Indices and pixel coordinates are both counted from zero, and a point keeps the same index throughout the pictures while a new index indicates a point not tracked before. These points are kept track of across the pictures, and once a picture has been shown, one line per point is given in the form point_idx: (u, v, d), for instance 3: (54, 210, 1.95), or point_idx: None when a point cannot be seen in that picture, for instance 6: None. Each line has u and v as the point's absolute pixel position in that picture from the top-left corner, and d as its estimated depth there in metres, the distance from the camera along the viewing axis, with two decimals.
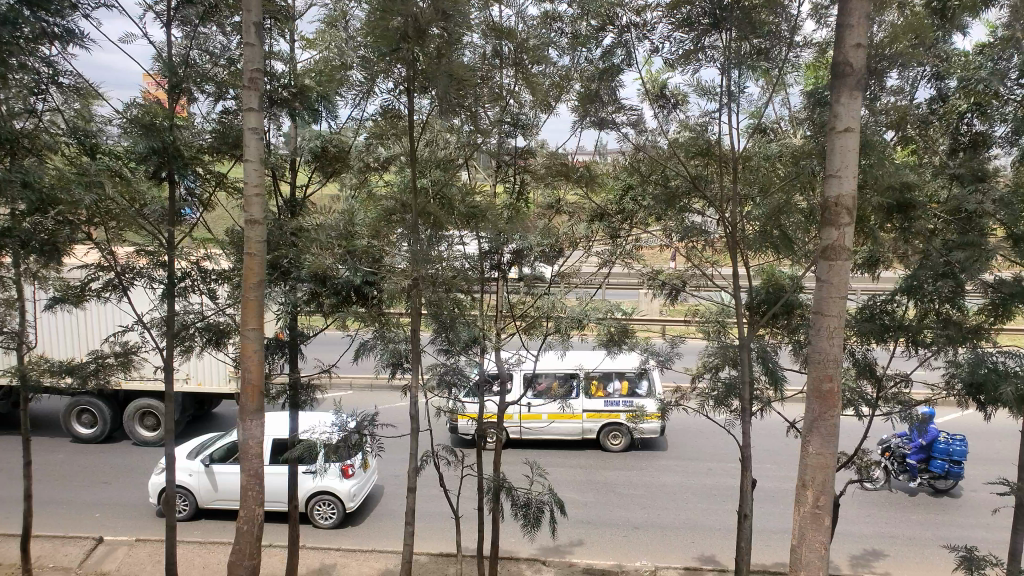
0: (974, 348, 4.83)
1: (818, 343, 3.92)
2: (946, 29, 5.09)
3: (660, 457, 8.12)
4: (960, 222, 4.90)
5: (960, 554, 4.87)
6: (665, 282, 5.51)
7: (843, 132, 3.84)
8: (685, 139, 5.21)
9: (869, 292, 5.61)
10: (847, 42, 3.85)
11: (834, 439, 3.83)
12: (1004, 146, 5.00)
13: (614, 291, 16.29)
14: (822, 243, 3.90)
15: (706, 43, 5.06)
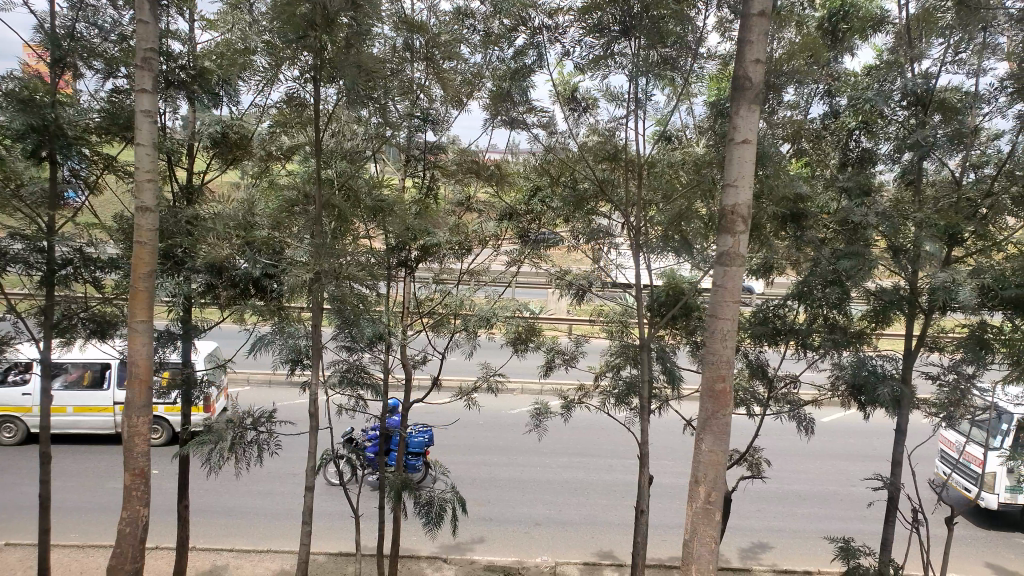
0: (857, 352, 5.13)
1: (713, 345, 4.07)
2: (837, 50, 5.37)
3: (566, 453, 8.19)
4: (847, 233, 5.12)
5: (839, 545, 5.14)
6: (573, 282, 5.56)
7: (740, 144, 4.01)
8: (595, 143, 5.32)
9: (763, 296, 5.87)
10: (746, 57, 4.02)
11: (725, 437, 3.99)
12: (887, 163, 5.30)
13: (521, 290, 16.44)
14: (720, 249, 4.05)
15: (616, 50, 5.17)
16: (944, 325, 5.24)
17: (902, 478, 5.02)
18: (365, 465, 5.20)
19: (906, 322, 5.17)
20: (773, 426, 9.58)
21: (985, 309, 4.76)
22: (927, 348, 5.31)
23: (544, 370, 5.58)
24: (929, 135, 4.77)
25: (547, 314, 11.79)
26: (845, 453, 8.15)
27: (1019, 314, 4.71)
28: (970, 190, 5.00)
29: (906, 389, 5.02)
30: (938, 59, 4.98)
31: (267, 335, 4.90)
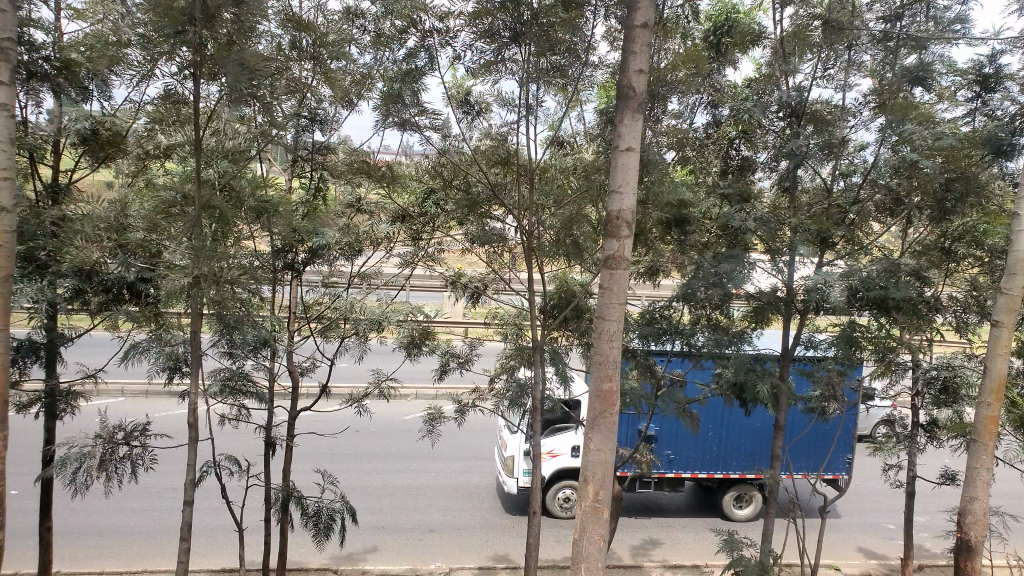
0: (738, 351, 5.34)
1: (599, 346, 4.14)
2: (720, 61, 5.51)
3: (461, 457, 8.21)
4: (727, 237, 5.34)
5: (723, 538, 5.33)
6: (467, 285, 5.59)
7: (624, 151, 4.11)
8: (487, 147, 5.35)
9: (650, 297, 6.05)
10: (630, 67, 4.14)
11: (613, 435, 4.06)
12: (765, 170, 5.53)
13: (417, 293, 16.29)
14: (606, 252, 4.14)
15: (507, 56, 5.22)
16: (817, 324, 5.55)
17: (781, 472, 5.26)
18: (250, 476, 5.02)
19: (783, 322, 5.44)
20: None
21: (853, 310, 5.06)
22: (802, 346, 5.59)
23: (438, 374, 5.55)
24: (802, 145, 5.04)
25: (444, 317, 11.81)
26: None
27: (883, 314, 5.04)
28: (839, 197, 5.30)
29: (783, 386, 5.28)
30: (810, 74, 5.27)
31: (142, 344, 4.65)
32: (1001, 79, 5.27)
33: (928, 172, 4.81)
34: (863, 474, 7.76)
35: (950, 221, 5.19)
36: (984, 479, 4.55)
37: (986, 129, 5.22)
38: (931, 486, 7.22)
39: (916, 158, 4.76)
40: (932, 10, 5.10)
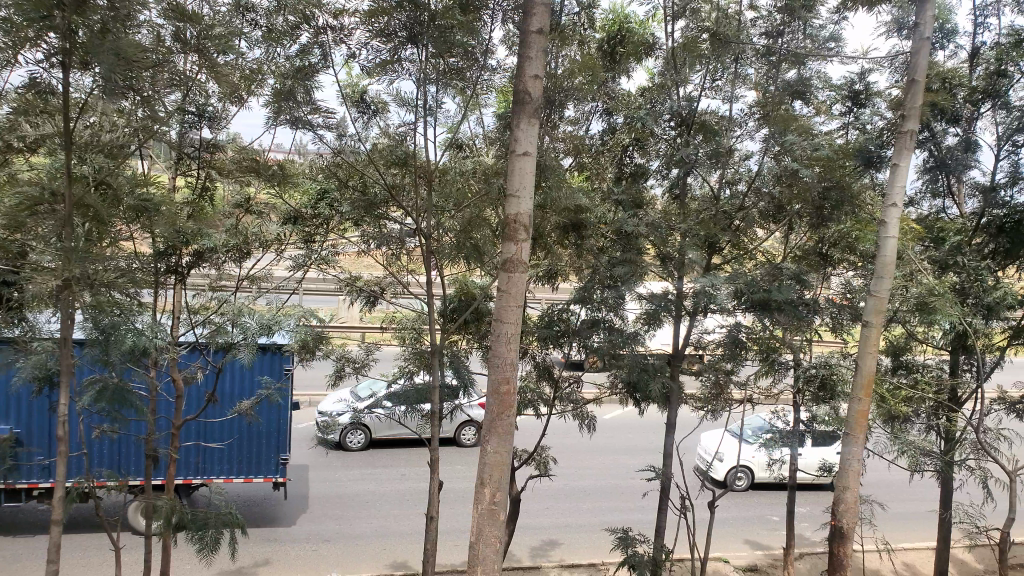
0: (632, 352, 5.48)
1: (497, 349, 4.14)
2: (614, 72, 5.66)
3: (352, 466, 8.04)
4: (622, 242, 5.49)
5: (618, 535, 5.44)
6: (363, 288, 5.48)
7: (521, 156, 4.13)
8: (385, 146, 5.33)
9: (549, 300, 6.13)
10: (527, 72, 4.16)
11: (510, 437, 4.07)
12: (658, 177, 5.69)
13: (311, 297, 15.83)
14: (503, 255, 4.15)
15: (403, 56, 5.20)
16: (706, 326, 5.77)
17: (672, 468, 5.43)
18: (129, 491, 4.74)
19: (675, 323, 5.63)
20: (560, 424, 10.00)
21: (739, 311, 5.29)
22: (692, 347, 5.80)
23: (334, 379, 5.51)
24: (692, 154, 5.23)
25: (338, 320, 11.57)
26: (624, 448, 8.67)
27: (766, 315, 5.29)
28: (725, 204, 5.53)
29: (674, 385, 5.46)
30: (699, 85, 5.46)
31: (5, 353, 4.33)
32: (870, 95, 5.66)
33: (806, 181, 5.09)
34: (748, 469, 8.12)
35: (827, 228, 5.50)
36: (854, 469, 4.84)
37: (857, 142, 5.56)
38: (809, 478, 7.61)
39: (796, 168, 5.02)
40: (809, 28, 5.39)
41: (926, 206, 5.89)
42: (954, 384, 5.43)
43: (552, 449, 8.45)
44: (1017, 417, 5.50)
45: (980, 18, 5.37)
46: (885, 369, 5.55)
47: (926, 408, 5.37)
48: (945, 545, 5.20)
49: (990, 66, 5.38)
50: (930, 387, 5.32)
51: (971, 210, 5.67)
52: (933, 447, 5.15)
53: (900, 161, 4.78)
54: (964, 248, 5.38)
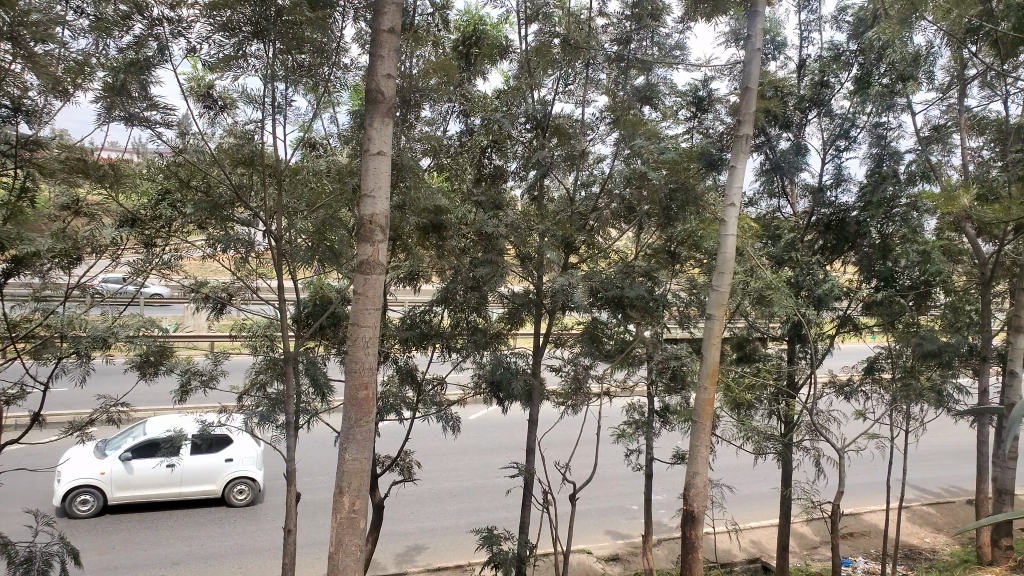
0: (494, 351, 5.54)
1: (354, 353, 4.01)
2: (471, 73, 5.72)
3: (205, 483, 7.60)
4: (482, 243, 5.45)
5: (483, 534, 5.46)
6: (210, 295, 5.28)
7: (375, 155, 4.02)
8: (232, 145, 5.10)
9: (409, 302, 6.06)
10: (378, 71, 4.07)
11: (369, 442, 3.96)
12: (516, 179, 5.77)
13: (156, 306, 14.55)
14: (358, 258, 4.00)
15: (248, 51, 5.00)
16: (566, 324, 5.93)
17: (535, 464, 5.53)
18: None
19: (535, 322, 5.76)
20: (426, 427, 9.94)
21: (595, 308, 5.47)
22: (552, 344, 5.94)
23: (179, 394, 5.22)
24: (548, 157, 5.35)
25: (187, 324, 10.79)
26: (488, 446, 8.68)
27: (620, 311, 5.50)
28: (581, 204, 5.70)
29: (535, 382, 5.58)
30: (552, 89, 5.60)
31: None
32: (712, 102, 5.97)
33: (655, 183, 5.33)
34: (607, 460, 8.40)
35: (674, 227, 5.77)
36: (704, 456, 5.08)
37: (701, 146, 5.86)
38: (666, 465, 7.98)
39: (644, 170, 5.22)
40: (656, 36, 5.66)
41: (763, 205, 6.26)
42: (791, 370, 5.84)
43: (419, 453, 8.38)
44: (844, 398, 5.97)
45: (806, 32, 5.80)
46: (730, 359, 5.86)
47: (767, 394, 5.73)
48: (786, 522, 5.58)
49: (816, 77, 5.81)
50: (769, 374, 5.67)
51: (802, 210, 6.06)
52: (774, 431, 5.51)
53: (737, 165, 5.05)
54: (796, 244, 5.78)
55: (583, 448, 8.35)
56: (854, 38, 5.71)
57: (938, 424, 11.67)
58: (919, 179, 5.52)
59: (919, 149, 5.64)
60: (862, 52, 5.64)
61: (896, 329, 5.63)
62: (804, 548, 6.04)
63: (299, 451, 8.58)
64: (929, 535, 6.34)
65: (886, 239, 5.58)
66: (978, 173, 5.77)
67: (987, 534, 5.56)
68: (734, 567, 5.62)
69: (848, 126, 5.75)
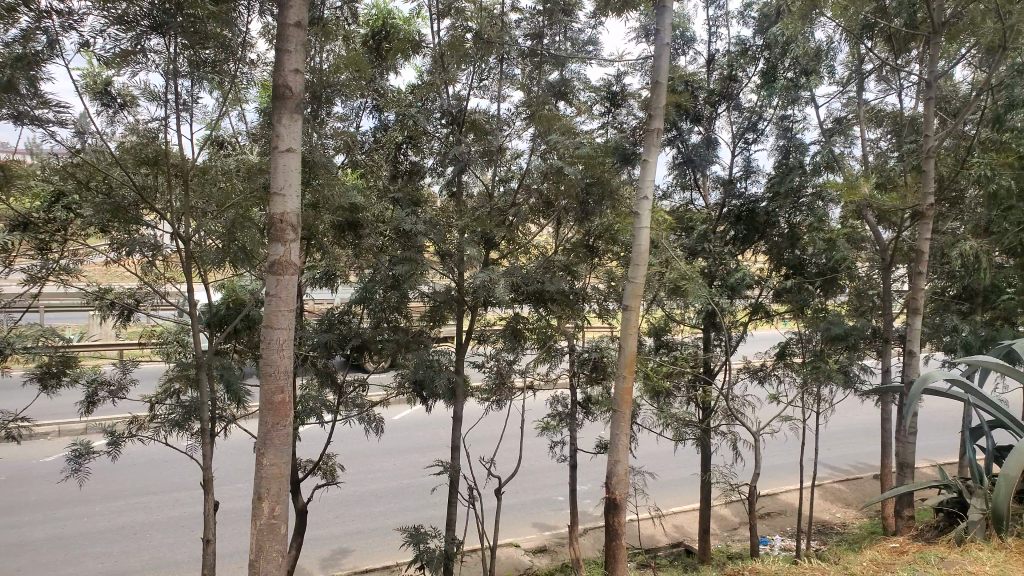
0: (416, 349, 5.52)
1: (268, 355, 3.78)
2: (383, 68, 5.67)
3: (118, 496, 7.29)
4: (399, 241, 5.40)
5: (410, 533, 5.43)
6: (115, 302, 5.05)
7: (285, 152, 3.79)
8: (134, 144, 4.87)
9: (326, 303, 5.95)
10: (285, 66, 3.81)
11: (287, 446, 3.76)
12: (433, 176, 5.73)
13: (57, 314, 13.74)
14: (269, 258, 3.76)
15: (147, 46, 4.80)
16: (487, 320, 5.93)
17: (460, 461, 5.51)
18: None
19: (457, 318, 5.74)
20: (347, 429, 9.79)
21: (516, 303, 5.49)
22: (474, 341, 5.94)
23: (84, 406, 4.99)
24: (464, 153, 5.31)
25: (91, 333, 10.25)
26: (412, 447, 8.61)
27: (540, 305, 5.56)
28: (499, 200, 5.70)
29: (458, 379, 5.56)
30: (467, 84, 5.58)
31: None
32: (625, 97, 6.09)
33: (571, 177, 5.38)
34: (532, 453, 8.47)
35: (592, 221, 5.81)
36: (627, 442, 5.11)
37: (615, 140, 5.97)
38: (590, 455, 8.11)
39: (560, 164, 5.27)
40: (568, 32, 5.72)
41: (676, 197, 6.36)
42: (707, 358, 6.00)
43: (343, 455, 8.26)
44: (758, 383, 6.14)
45: (713, 28, 5.94)
46: (649, 349, 5.96)
47: (685, 382, 5.86)
48: (706, 505, 5.73)
49: (724, 71, 5.95)
50: (686, 363, 5.81)
51: (713, 202, 6.19)
52: (692, 417, 5.66)
53: (649, 158, 5.13)
54: (709, 235, 5.91)
55: (507, 442, 8.38)
56: (760, 33, 5.86)
57: (847, 404, 12.22)
58: (823, 169, 5.74)
59: (823, 141, 5.85)
60: (768, 47, 5.81)
61: (805, 315, 5.86)
62: (724, 530, 6.24)
63: (213, 459, 8.32)
64: (840, 510, 6.64)
65: (793, 228, 5.80)
66: (877, 163, 6.04)
67: (891, 507, 5.86)
68: (657, 552, 5.77)
69: (755, 119, 5.94)
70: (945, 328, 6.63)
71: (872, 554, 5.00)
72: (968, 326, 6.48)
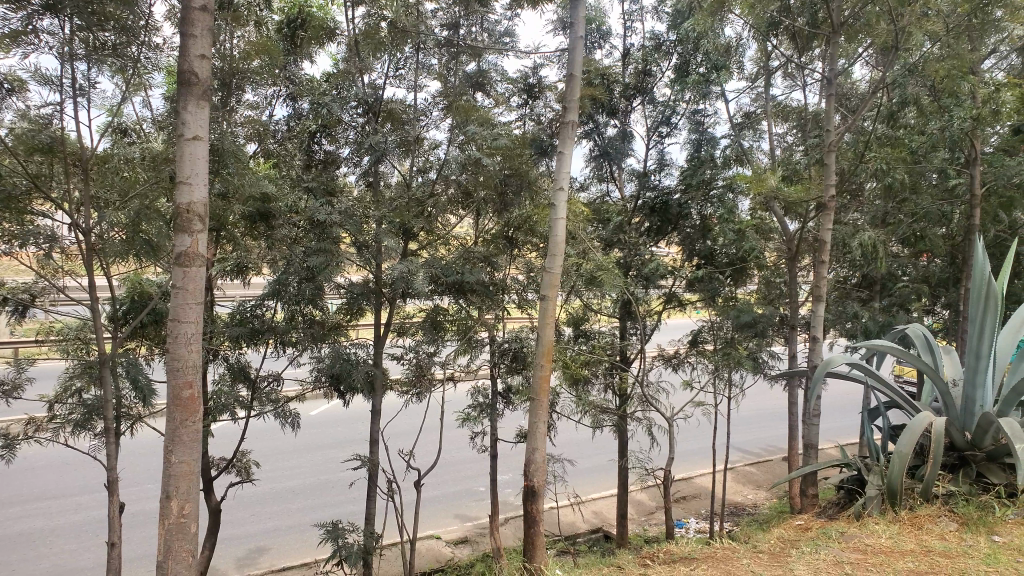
0: (333, 343, 5.44)
1: (175, 350, 3.47)
2: (296, 55, 5.56)
3: (18, 503, 6.91)
4: (314, 231, 5.30)
5: (328, 529, 5.34)
6: (9, 298, 4.76)
7: (191, 140, 3.49)
8: (25, 130, 4.56)
9: (238, 297, 5.79)
10: (190, 51, 3.49)
11: (197, 444, 3.48)
12: (349, 165, 5.63)
13: None
14: (174, 250, 3.45)
15: (40, 27, 4.54)
16: (406, 312, 5.88)
17: (379, 455, 5.44)
18: None
19: (375, 311, 5.68)
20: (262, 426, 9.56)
21: (435, 294, 5.47)
22: (393, 333, 5.89)
23: None
24: (381, 142, 5.25)
25: None
26: (332, 442, 8.48)
27: (460, 296, 5.56)
28: (417, 190, 5.64)
29: (376, 371, 5.51)
30: (383, 73, 5.52)
31: None
32: (542, 89, 6.17)
33: (489, 168, 5.39)
34: (452, 445, 8.46)
35: (511, 212, 5.83)
36: (542, 429, 5.14)
37: (533, 132, 6.03)
38: (510, 445, 8.18)
39: (479, 155, 5.26)
40: (485, 23, 5.73)
41: (593, 189, 6.45)
42: (623, 346, 6.13)
43: (259, 452, 8.06)
44: (673, 370, 6.30)
45: (628, 22, 6.05)
46: (567, 339, 6.02)
47: (602, 369, 5.97)
48: (624, 491, 5.85)
49: (639, 65, 6.07)
50: (604, 351, 5.90)
51: (628, 194, 6.32)
52: (609, 405, 5.78)
53: (564, 150, 5.14)
54: (625, 227, 6.01)
55: (426, 435, 8.37)
56: (673, 28, 6.00)
57: (756, 389, 12.61)
58: (733, 162, 5.92)
59: (732, 135, 6.03)
60: (680, 42, 5.95)
61: (716, 303, 6.06)
62: (641, 515, 6.40)
63: (121, 461, 7.99)
64: (751, 492, 6.90)
65: (705, 220, 6.02)
66: (783, 156, 6.28)
67: (797, 486, 6.12)
68: (576, 539, 5.87)
69: (669, 113, 6.09)
70: (846, 314, 6.98)
71: (778, 532, 5.21)
72: (867, 312, 6.83)
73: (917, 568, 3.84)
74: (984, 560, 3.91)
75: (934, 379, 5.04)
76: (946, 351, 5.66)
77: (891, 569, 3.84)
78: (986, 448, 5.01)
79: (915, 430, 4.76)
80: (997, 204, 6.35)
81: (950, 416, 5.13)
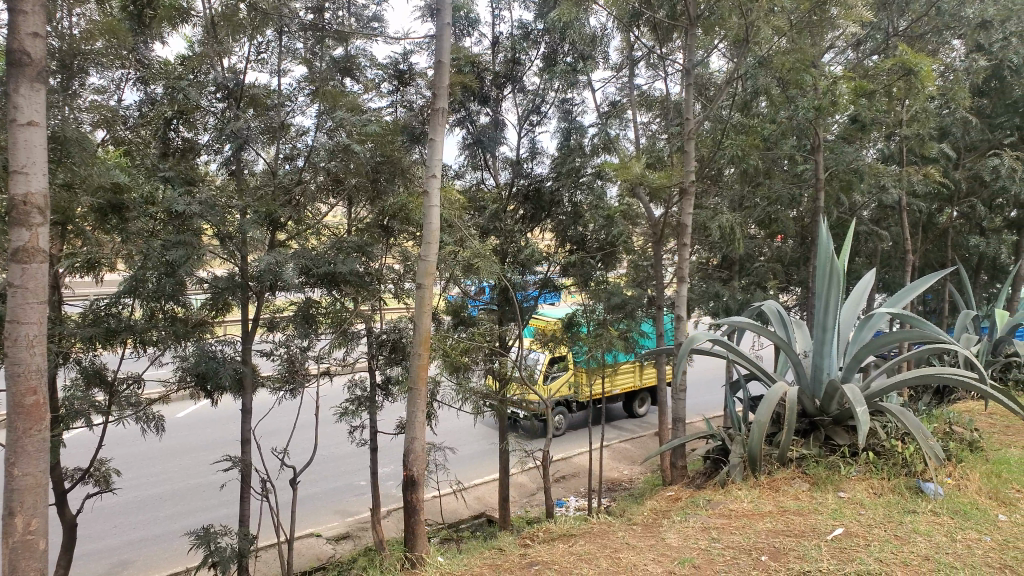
0: (198, 340, 5.23)
1: (13, 354, 3.14)
2: (145, 35, 5.19)
3: None
4: (173, 222, 5.01)
5: (198, 535, 5.08)
6: None
7: (25, 127, 3.12)
8: None
9: (89, 295, 5.40)
10: (19, 30, 3.14)
11: (45, 454, 3.18)
12: (210, 153, 5.39)
13: None
14: (10, 246, 3.13)
15: None
16: (276, 307, 5.59)
17: (251, 454, 5.22)
18: None
19: (242, 307, 5.44)
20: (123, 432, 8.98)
21: (306, 286, 5.29)
22: (263, 328, 5.68)
23: None
24: (242, 129, 5.06)
25: None
26: (202, 445, 8.08)
27: (332, 287, 5.39)
28: (284, 178, 5.42)
29: (246, 369, 5.30)
30: (243, 56, 5.29)
31: None
32: (412, 76, 6.16)
33: (360, 155, 5.29)
34: (330, 439, 8.31)
35: (385, 200, 5.76)
36: (421, 418, 5.10)
37: (404, 120, 6.00)
38: (390, 436, 8.13)
39: (348, 142, 5.16)
40: (352, 7, 5.62)
41: (468, 177, 6.44)
42: (502, 332, 6.21)
43: (122, 460, 7.55)
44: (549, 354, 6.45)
45: (496, 10, 6.08)
46: (447, 327, 6.04)
47: (482, 356, 5.96)
48: (506, 476, 5.90)
49: (508, 54, 6.11)
50: (483, 338, 5.91)
51: (503, 182, 6.38)
52: (489, 391, 5.84)
53: (436, 138, 5.06)
54: (500, 215, 6.10)
55: (303, 433, 8.14)
56: (540, 18, 6.09)
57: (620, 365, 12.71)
58: (601, 151, 6.10)
59: (600, 124, 6.20)
60: (548, 32, 6.06)
61: (588, 288, 6.26)
62: (522, 496, 6.55)
63: None
64: (626, 467, 7.20)
65: (576, 206, 6.18)
66: (647, 145, 6.56)
67: (666, 459, 6.43)
68: (460, 525, 5.91)
69: (539, 102, 6.21)
70: (708, 294, 7.41)
71: (650, 504, 5.44)
72: (726, 291, 7.25)
73: (775, 528, 4.11)
74: (831, 515, 4.24)
75: (788, 352, 5.37)
76: (796, 325, 6.08)
77: (752, 531, 4.09)
78: (832, 412, 5.44)
79: (771, 400, 5.08)
80: (839, 188, 6.89)
81: (801, 385, 5.50)
